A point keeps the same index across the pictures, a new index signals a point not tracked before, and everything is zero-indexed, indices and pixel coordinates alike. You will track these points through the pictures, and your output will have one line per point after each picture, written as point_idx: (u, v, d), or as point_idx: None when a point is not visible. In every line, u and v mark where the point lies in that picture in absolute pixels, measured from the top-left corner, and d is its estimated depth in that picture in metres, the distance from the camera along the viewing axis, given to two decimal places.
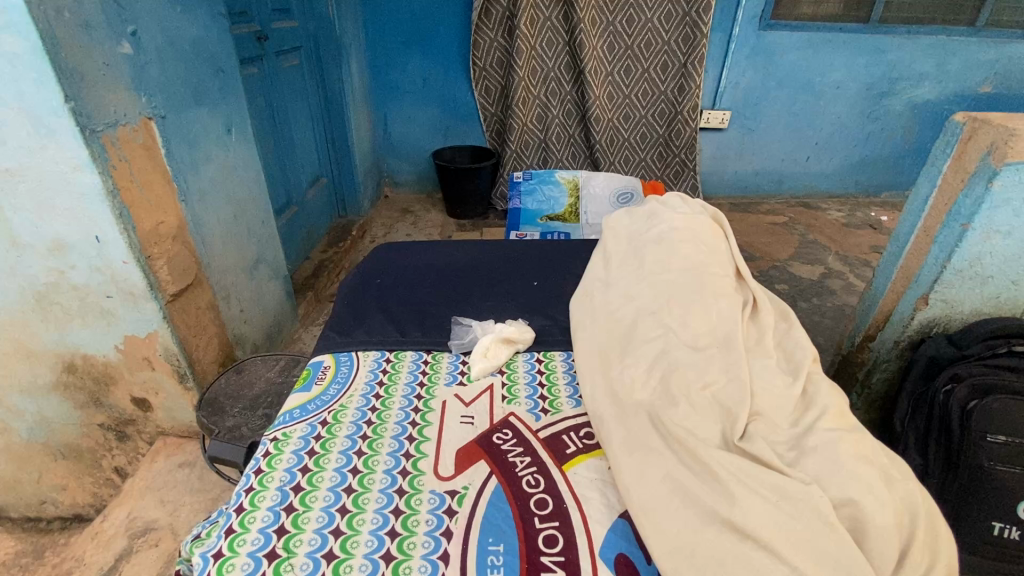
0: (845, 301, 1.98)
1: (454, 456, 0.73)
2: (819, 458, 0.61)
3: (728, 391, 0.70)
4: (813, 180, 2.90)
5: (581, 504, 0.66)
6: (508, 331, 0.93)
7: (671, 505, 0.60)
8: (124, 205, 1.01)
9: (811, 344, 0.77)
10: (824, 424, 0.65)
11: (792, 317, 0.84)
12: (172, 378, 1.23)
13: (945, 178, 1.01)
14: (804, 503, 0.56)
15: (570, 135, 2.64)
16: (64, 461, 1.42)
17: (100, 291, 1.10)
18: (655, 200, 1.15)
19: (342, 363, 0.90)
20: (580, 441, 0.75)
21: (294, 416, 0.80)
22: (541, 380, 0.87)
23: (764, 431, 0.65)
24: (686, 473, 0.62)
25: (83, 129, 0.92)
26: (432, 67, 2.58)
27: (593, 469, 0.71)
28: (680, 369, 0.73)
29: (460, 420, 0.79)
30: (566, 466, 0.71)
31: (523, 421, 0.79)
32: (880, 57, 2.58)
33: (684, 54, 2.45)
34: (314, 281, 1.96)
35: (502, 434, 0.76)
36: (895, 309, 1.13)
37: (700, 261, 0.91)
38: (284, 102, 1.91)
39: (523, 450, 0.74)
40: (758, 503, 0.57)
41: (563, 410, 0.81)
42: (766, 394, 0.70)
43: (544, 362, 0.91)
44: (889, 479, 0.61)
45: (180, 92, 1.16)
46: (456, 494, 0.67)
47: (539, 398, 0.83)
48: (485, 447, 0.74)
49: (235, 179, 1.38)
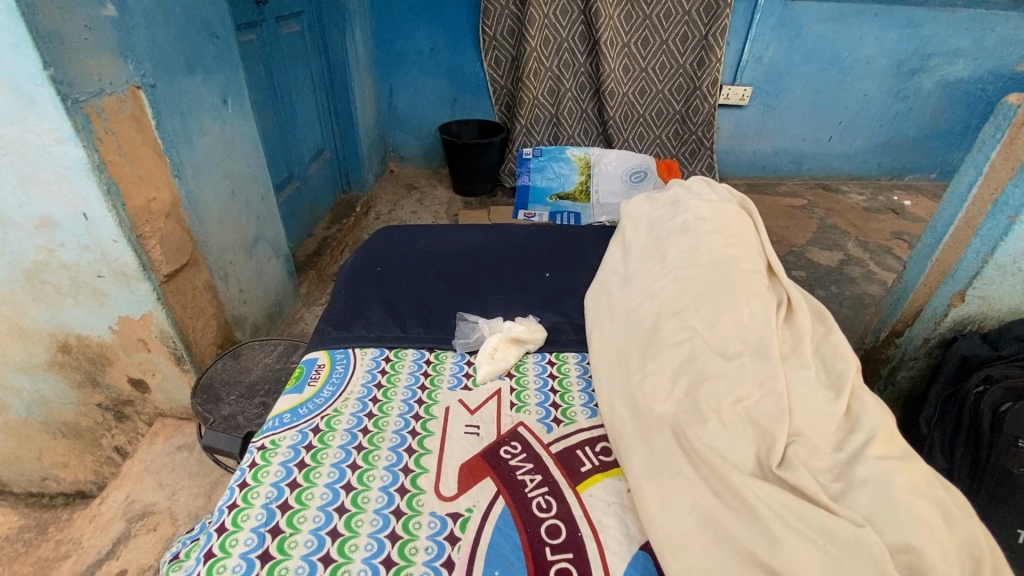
0: (865, 290, 1.91)
1: (457, 473, 0.68)
2: (869, 494, 0.56)
3: (762, 410, 0.64)
4: (834, 162, 2.79)
5: (597, 533, 0.62)
6: (516, 330, 0.88)
7: (702, 540, 0.56)
8: (111, 180, 0.96)
9: (854, 355, 0.71)
10: (873, 451, 0.60)
11: (831, 320, 0.78)
12: (169, 360, 1.20)
13: (992, 166, 0.92)
14: (856, 550, 0.51)
15: (582, 110, 2.54)
16: (64, 439, 1.40)
17: (91, 270, 1.05)
18: (679, 184, 1.11)
19: (337, 362, 0.86)
20: (596, 458, 0.71)
21: (284, 421, 0.76)
22: (553, 386, 0.82)
23: (805, 456, 0.60)
24: (718, 504, 0.57)
25: (64, 99, 0.86)
26: (440, 36, 2.47)
27: (610, 491, 0.66)
28: (711, 380, 0.68)
29: (465, 430, 0.74)
30: (581, 488, 0.67)
31: (533, 432, 0.74)
32: (913, 31, 2.44)
33: (705, 26, 2.32)
34: (316, 259, 1.91)
35: (510, 449, 0.71)
36: (926, 305, 1.06)
37: (727, 256, 0.85)
38: (285, 72, 1.84)
39: (533, 467, 0.69)
40: (799, 543, 0.52)
41: (577, 421, 0.76)
42: (804, 412, 0.64)
43: (557, 365, 0.86)
44: (949, 517, 0.56)
45: (171, 59, 1.08)
46: (459, 518, 0.63)
47: (551, 406, 0.78)
48: (491, 463, 0.69)
49: (233, 153, 1.32)
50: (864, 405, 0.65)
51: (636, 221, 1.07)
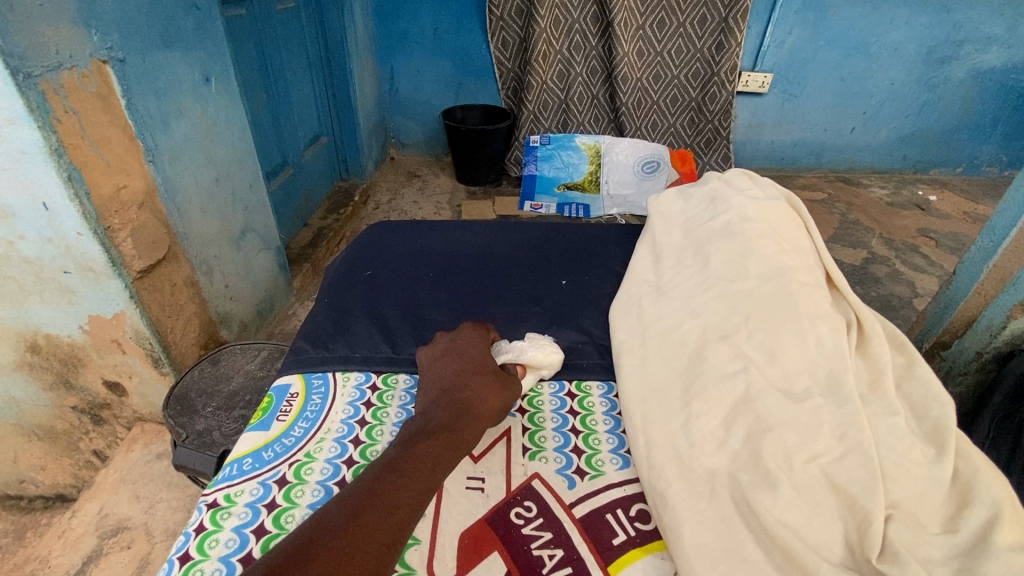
0: (892, 291, 1.80)
1: (457, 550, 0.57)
2: None
3: (846, 470, 0.54)
4: (856, 154, 2.66)
5: None
6: (533, 354, 0.76)
7: None
8: (72, 166, 0.85)
9: (951, 400, 0.60)
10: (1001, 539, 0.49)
11: (913, 350, 0.67)
12: (146, 363, 1.10)
13: None
14: None
15: (593, 96, 2.41)
16: (39, 441, 1.32)
17: (55, 265, 0.96)
18: (717, 177, 1.00)
19: (313, 391, 0.76)
20: (631, 527, 0.59)
21: (243, 470, 0.65)
22: (574, 425, 0.71)
23: (910, 541, 0.50)
24: None
25: (14, 73, 0.75)
26: (444, 16, 2.34)
27: (649, 574, 0.55)
28: (777, 431, 0.58)
29: (466, 486, 0.63)
30: (614, 569, 0.55)
31: (551, 487, 0.63)
32: (946, 16, 2.30)
33: (726, 7, 2.18)
34: (311, 252, 1.81)
35: (523, 514, 0.60)
36: (980, 316, 0.96)
37: (785, 266, 0.75)
38: (278, 51, 1.72)
39: (551, 537, 0.58)
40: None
41: (605, 474, 0.65)
42: (902, 482, 0.54)
43: (578, 398, 0.76)
44: None
45: (144, 31, 0.98)
46: None
47: (571, 452, 0.68)
48: (501, 533, 0.58)
49: (217, 138, 1.21)
50: (978, 467, 0.55)
51: (669, 222, 0.97)
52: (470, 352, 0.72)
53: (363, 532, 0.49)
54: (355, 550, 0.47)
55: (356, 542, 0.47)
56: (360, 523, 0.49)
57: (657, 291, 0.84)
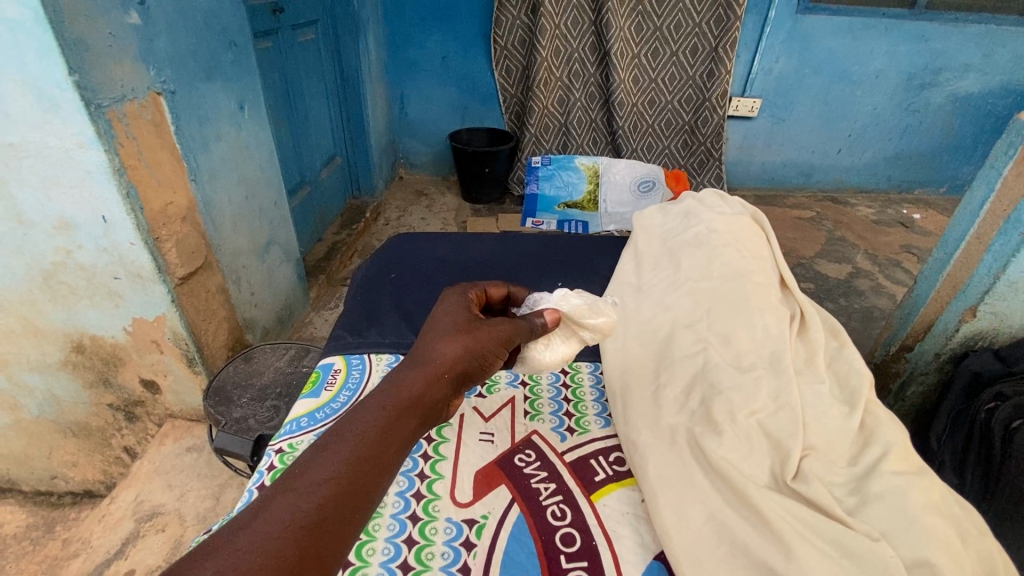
0: (874, 304, 1.90)
1: (471, 481, 0.69)
2: (883, 507, 0.56)
3: (777, 422, 0.65)
4: (843, 175, 2.80)
5: (612, 543, 0.61)
6: (581, 312, 0.76)
7: (718, 551, 0.56)
8: (130, 184, 0.97)
9: (868, 371, 0.71)
10: (888, 466, 0.60)
11: (843, 334, 0.79)
12: (181, 362, 1.21)
13: (1005, 182, 0.92)
14: (872, 565, 0.51)
15: (592, 120, 2.55)
16: (74, 438, 1.41)
17: (107, 271, 1.07)
18: (691, 197, 1.14)
19: (353, 367, 0.87)
20: (611, 468, 0.71)
21: (301, 426, 0.76)
22: (566, 395, 0.83)
23: (820, 471, 0.61)
24: (735, 517, 0.58)
25: (88, 104, 0.87)
26: (452, 45, 2.50)
27: (624, 501, 0.66)
28: (723, 393, 0.70)
29: (479, 437, 0.75)
30: (597, 498, 0.67)
31: (546, 440, 0.75)
32: (923, 46, 2.44)
33: (715, 38, 2.33)
34: (326, 264, 1.92)
35: (524, 456, 0.72)
36: (938, 320, 1.06)
37: (743, 268, 0.88)
38: (299, 79, 1.86)
39: (546, 475, 0.69)
40: (817, 559, 0.52)
41: (591, 431, 0.77)
42: (819, 429, 0.65)
43: (570, 374, 0.87)
44: (965, 536, 0.55)
45: (191, 66, 1.10)
46: (474, 524, 0.63)
47: (564, 415, 0.79)
48: (505, 470, 0.70)
49: (248, 159, 1.34)
50: (879, 421, 0.66)
51: (648, 234, 1.10)
52: (439, 305, 0.68)
53: (267, 520, 0.42)
54: (253, 541, 0.40)
55: (253, 533, 0.41)
56: (266, 509, 0.43)
57: (638, 291, 0.96)
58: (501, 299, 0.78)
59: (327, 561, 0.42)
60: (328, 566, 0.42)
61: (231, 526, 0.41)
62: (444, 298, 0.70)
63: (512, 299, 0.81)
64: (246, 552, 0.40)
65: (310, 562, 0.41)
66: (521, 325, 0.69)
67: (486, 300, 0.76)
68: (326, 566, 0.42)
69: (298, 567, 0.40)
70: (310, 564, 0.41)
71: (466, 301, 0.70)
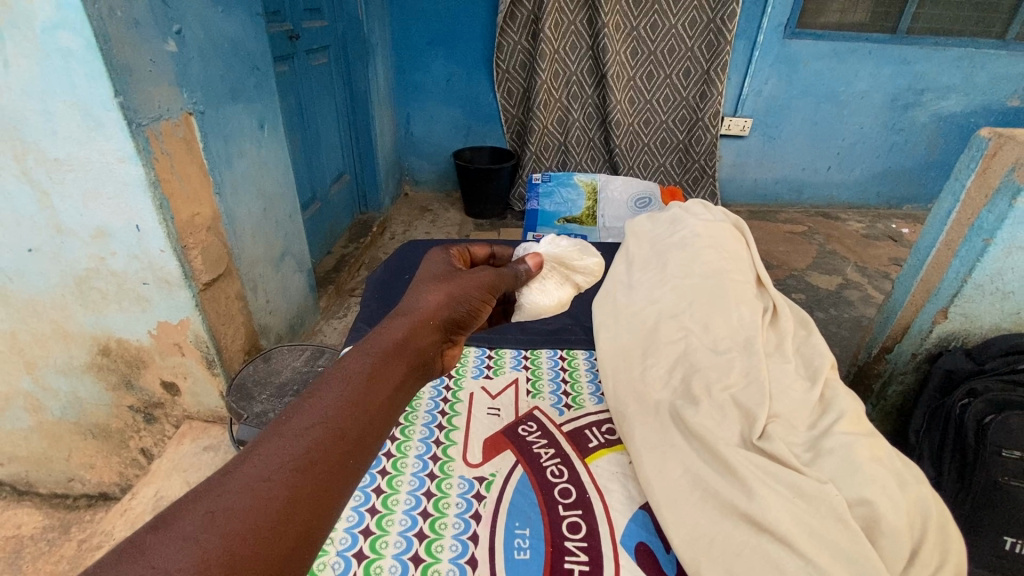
0: (863, 313, 1.97)
1: (482, 445, 0.90)
2: (834, 459, 0.72)
3: (747, 394, 0.83)
4: (833, 191, 2.90)
5: (603, 495, 0.81)
6: (571, 252, 0.96)
7: (693, 497, 0.73)
8: (163, 196, 1.05)
9: (829, 352, 0.90)
10: (840, 427, 0.77)
11: (811, 325, 0.98)
12: (201, 365, 1.28)
13: (968, 193, 1.00)
14: (821, 502, 0.67)
15: (590, 139, 2.66)
16: (93, 440, 1.46)
17: (137, 277, 1.15)
18: (678, 205, 1.32)
19: None
20: (602, 436, 0.92)
21: None
22: (564, 378, 1.07)
23: (782, 432, 0.78)
24: (711, 473, 0.74)
25: (129, 123, 0.96)
26: (456, 68, 2.62)
27: (613, 462, 0.87)
28: (701, 372, 0.89)
29: (489, 412, 0.98)
30: (589, 459, 0.87)
31: (547, 414, 0.97)
32: (906, 68, 2.56)
33: (707, 61, 2.45)
34: (336, 275, 2.00)
35: (527, 427, 0.94)
36: (913, 323, 1.14)
37: (721, 267, 1.08)
38: (313, 100, 1.97)
39: (547, 442, 0.91)
40: (776, 500, 0.68)
41: (586, 406, 0.99)
42: (785, 399, 0.82)
43: (567, 361, 1.12)
44: (903, 482, 0.72)
45: (218, 88, 1.20)
46: (485, 480, 0.83)
47: (562, 394, 1.02)
48: (511, 439, 0.91)
49: (267, 173, 1.43)
50: (837, 392, 0.83)
51: (639, 237, 1.28)
52: (422, 266, 0.74)
53: (258, 463, 0.43)
54: (244, 484, 0.42)
55: (243, 476, 0.42)
56: (257, 454, 0.44)
57: (629, 287, 1.16)
58: (484, 258, 0.87)
59: (323, 498, 0.44)
60: (325, 502, 0.44)
61: (220, 473, 0.42)
62: (428, 261, 0.75)
63: (496, 257, 0.89)
64: (238, 494, 0.41)
65: (305, 499, 0.43)
66: (506, 273, 0.78)
67: (471, 259, 0.85)
68: (323, 503, 0.44)
69: (295, 503, 0.42)
70: (306, 502, 0.43)
71: (447, 261, 0.76)
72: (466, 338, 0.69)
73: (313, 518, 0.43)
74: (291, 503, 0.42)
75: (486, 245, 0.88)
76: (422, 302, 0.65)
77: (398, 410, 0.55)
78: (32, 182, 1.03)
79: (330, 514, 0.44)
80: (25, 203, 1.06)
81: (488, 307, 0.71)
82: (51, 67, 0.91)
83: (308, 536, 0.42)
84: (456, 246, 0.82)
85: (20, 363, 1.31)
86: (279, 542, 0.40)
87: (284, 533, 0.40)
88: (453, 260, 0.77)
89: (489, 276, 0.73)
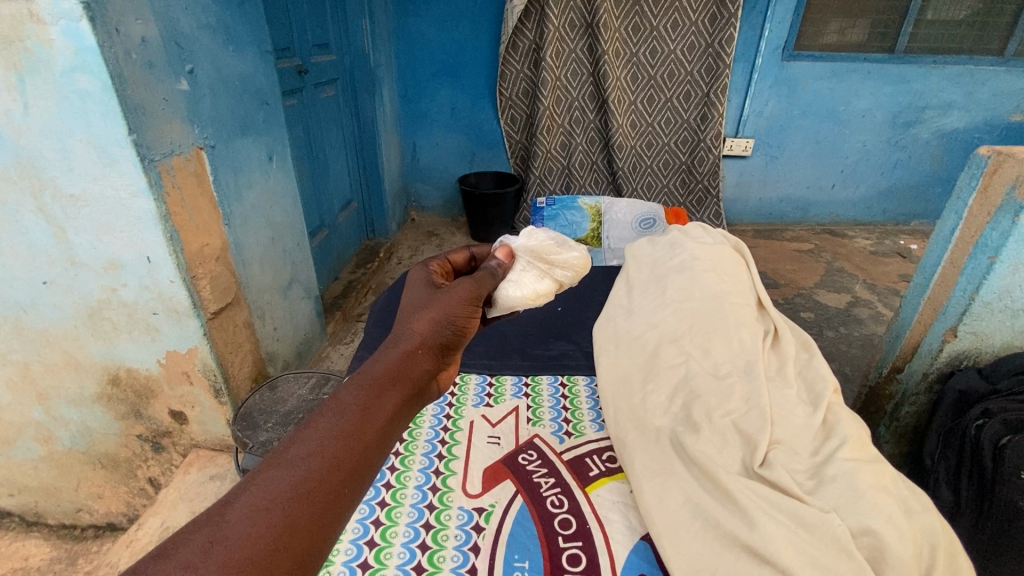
0: (873, 331, 1.94)
1: (482, 476, 0.89)
2: (837, 486, 0.71)
3: (748, 420, 0.83)
4: (838, 209, 2.90)
5: (604, 525, 0.79)
6: (550, 245, 0.91)
7: (694, 527, 0.72)
8: (174, 229, 1.08)
9: (831, 376, 0.89)
10: (843, 454, 0.76)
11: (813, 348, 0.98)
12: (208, 393, 1.29)
13: (970, 212, 1.00)
14: (822, 531, 0.66)
15: (593, 162, 2.70)
16: (102, 470, 1.46)
17: (147, 307, 1.17)
18: (679, 229, 1.33)
19: None
20: (603, 464, 0.91)
21: None
22: (565, 405, 1.07)
23: (785, 459, 0.77)
24: (712, 503, 0.73)
25: (143, 159, 0.99)
26: (460, 96, 2.68)
27: (614, 491, 0.85)
28: (701, 397, 0.88)
29: (488, 440, 0.97)
30: (590, 488, 0.86)
31: (547, 443, 0.96)
32: (905, 87, 2.58)
33: (707, 84, 2.49)
34: (343, 301, 2.02)
35: (527, 455, 0.93)
36: (923, 341, 1.13)
37: (722, 290, 1.08)
38: (320, 131, 2.02)
39: (547, 471, 0.90)
40: (776, 529, 0.67)
41: (587, 434, 0.99)
42: (786, 426, 0.82)
43: (568, 387, 1.12)
44: (910, 511, 0.71)
45: (228, 123, 1.24)
46: (484, 512, 0.83)
47: (563, 422, 1.02)
48: (511, 468, 0.91)
49: (275, 203, 1.46)
50: (839, 417, 0.82)
51: (639, 260, 1.29)
52: (407, 288, 0.74)
53: (257, 493, 0.43)
54: (242, 513, 0.42)
55: (241, 506, 0.42)
56: (255, 484, 0.44)
57: (629, 311, 1.17)
58: (465, 262, 0.89)
59: (320, 525, 0.44)
60: (321, 532, 0.44)
61: (219, 503, 0.43)
62: (410, 280, 0.76)
63: (477, 259, 0.90)
64: (236, 524, 0.41)
65: (302, 528, 0.43)
66: (483, 275, 0.78)
67: (452, 266, 0.86)
68: (319, 531, 0.44)
69: (290, 534, 0.42)
70: (302, 531, 0.43)
71: (428, 277, 0.76)
72: (459, 357, 0.69)
73: (309, 547, 0.43)
74: (287, 532, 0.42)
75: (465, 250, 0.89)
76: (410, 328, 0.65)
77: (394, 438, 0.55)
78: (48, 218, 1.06)
79: (328, 541, 0.44)
80: (40, 236, 1.09)
81: (475, 321, 0.70)
82: (68, 107, 0.95)
83: (302, 566, 0.42)
84: (435, 259, 0.83)
85: (32, 394, 1.33)
86: (276, 569, 0.40)
87: (279, 562, 0.40)
88: (433, 274, 0.77)
89: (471, 286, 0.71)
